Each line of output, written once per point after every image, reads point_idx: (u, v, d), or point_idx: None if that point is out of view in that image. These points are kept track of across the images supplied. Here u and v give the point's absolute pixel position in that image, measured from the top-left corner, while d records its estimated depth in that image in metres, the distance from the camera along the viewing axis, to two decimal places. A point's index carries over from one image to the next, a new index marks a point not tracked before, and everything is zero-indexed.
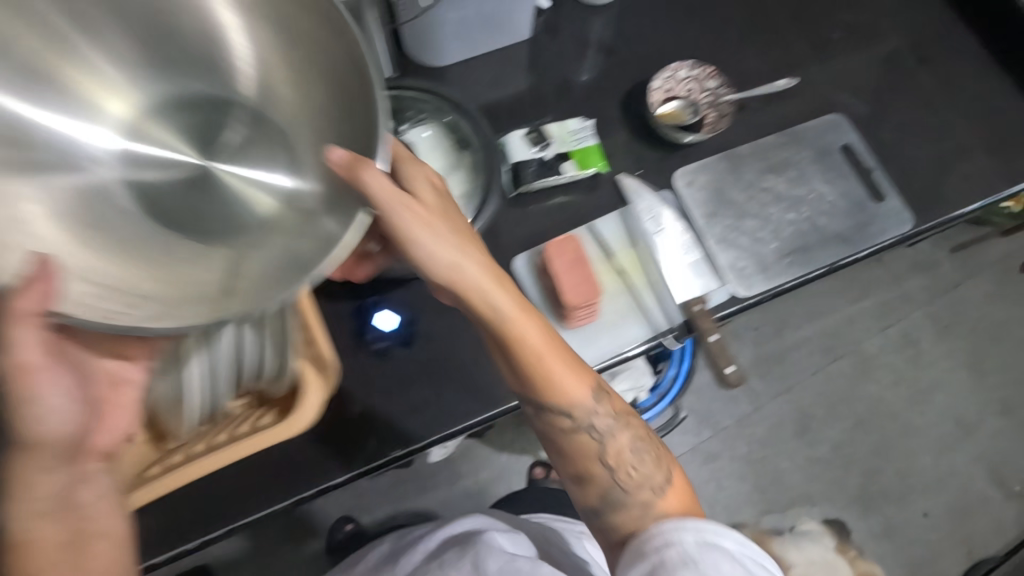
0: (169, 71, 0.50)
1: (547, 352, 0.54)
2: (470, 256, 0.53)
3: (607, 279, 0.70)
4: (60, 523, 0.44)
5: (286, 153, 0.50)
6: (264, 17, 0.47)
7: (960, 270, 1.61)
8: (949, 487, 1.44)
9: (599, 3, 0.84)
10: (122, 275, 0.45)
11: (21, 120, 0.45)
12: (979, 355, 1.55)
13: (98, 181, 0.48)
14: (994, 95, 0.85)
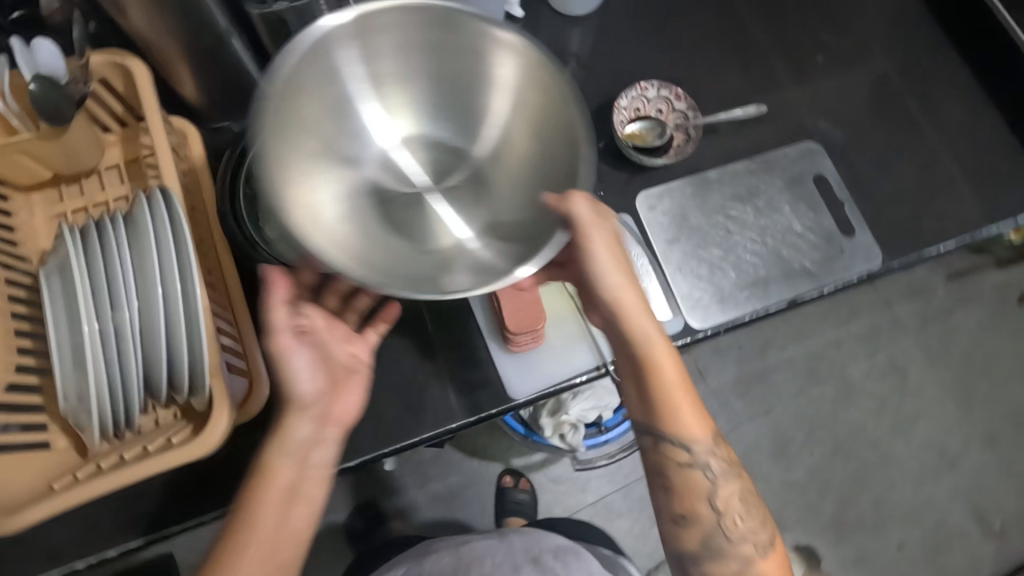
0: (464, 119, 0.64)
1: (680, 385, 0.58)
2: (633, 286, 0.58)
3: (558, 302, 0.69)
4: (293, 470, 0.53)
5: (484, 209, 0.62)
6: (529, 111, 0.61)
7: (954, 298, 1.57)
8: (927, 520, 1.41)
9: (577, 12, 0.80)
10: (355, 247, 0.57)
11: (343, 118, 0.62)
12: (967, 386, 1.52)
13: (362, 178, 0.62)
14: (981, 128, 0.82)
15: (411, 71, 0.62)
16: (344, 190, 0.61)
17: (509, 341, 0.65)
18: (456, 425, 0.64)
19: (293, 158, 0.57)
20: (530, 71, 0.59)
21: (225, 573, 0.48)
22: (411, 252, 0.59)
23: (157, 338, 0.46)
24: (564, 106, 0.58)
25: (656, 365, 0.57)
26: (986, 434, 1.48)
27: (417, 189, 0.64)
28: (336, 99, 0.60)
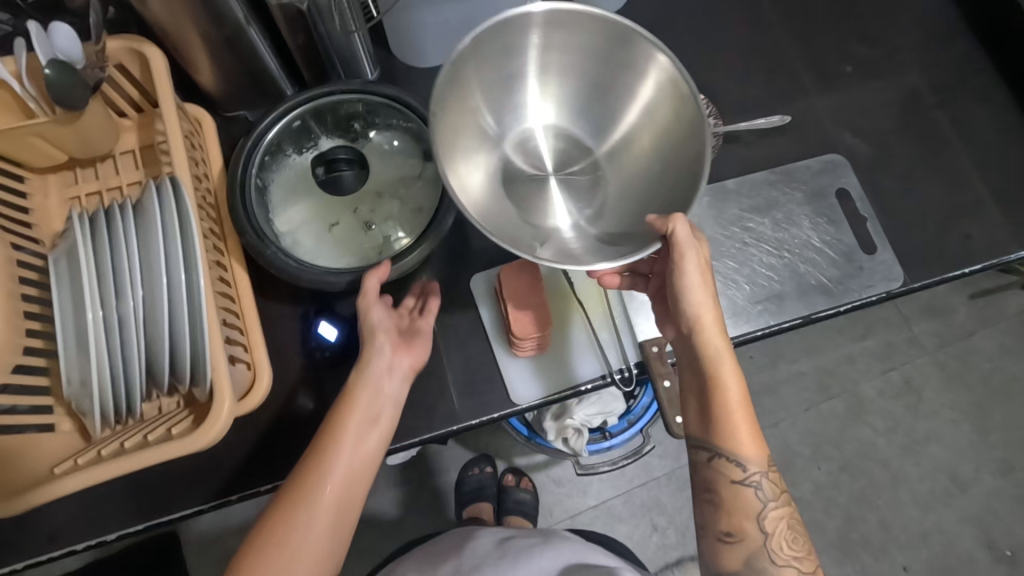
0: (596, 120, 0.70)
1: (741, 406, 0.57)
2: (714, 302, 0.58)
3: (565, 308, 0.68)
4: (366, 401, 0.56)
5: (593, 203, 0.67)
6: (661, 127, 0.64)
7: (975, 318, 1.53)
8: (934, 544, 1.38)
9: (600, 12, 0.79)
10: (487, 210, 0.64)
11: (497, 94, 0.68)
12: (985, 410, 1.48)
13: (498, 152, 0.69)
14: (1015, 147, 0.79)
15: (586, 69, 0.67)
16: (483, 162, 0.67)
17: (515, 346, 0.64)
18: (457, 426, 0.64)
19: (453, 127, 0.64)
20: (671, 86, 0.62)
21: (300, 484, 0.52)
22: (524, 224, 0.65)
23: (160, 327, 0.46)
24: (688, 120, 0.61)
25: (721, 382, 0.57)
26: (1001, 460, 1.44)
27: (541, 171, 0.69)
28: (506, 73, 0.67)
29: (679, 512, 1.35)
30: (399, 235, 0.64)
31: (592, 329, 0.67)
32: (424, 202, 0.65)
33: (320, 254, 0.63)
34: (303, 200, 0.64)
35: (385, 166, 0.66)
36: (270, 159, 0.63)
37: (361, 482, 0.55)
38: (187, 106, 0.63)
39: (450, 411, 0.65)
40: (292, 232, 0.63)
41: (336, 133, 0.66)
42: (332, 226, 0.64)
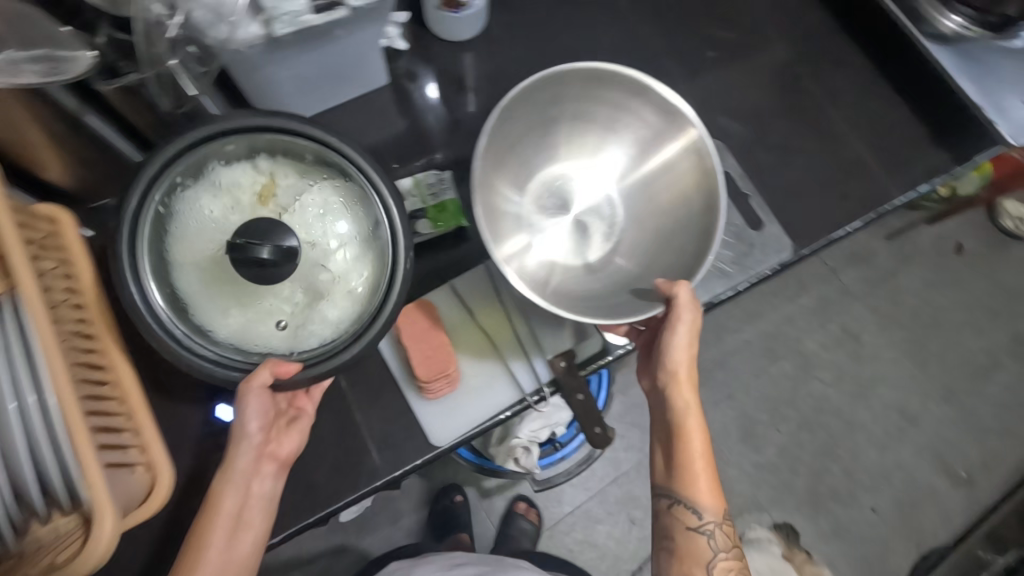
0: (619, 165, 0.78)
1: (702, 458, 0.67)
2: (692, 363, 0.66)
3: (473, 341, 0.68)
4: (234, 506, 0.56)
5: (611, 238, 0.76)
6: (686, 185, 0.72)
7: (896, 258, 1.61)
8: (897, 481, 1.44)
9: (465, 37, 0.80)
10: (516, 245, 0.73)
11: (542, 142, 0.76)
12: (921, 343, 1.54)
13: (530, 190, 0.77)
14: (879, 99, 0.82)
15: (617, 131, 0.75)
16: (517, 199, 0.76)
17: (425, 390, 0.64)
18: (381, 481, 0.63)
19: (497, 173, 0.73)
20: (698, 159, 0.70)
21: None
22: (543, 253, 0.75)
23: (16, 455, 0.43)
24: (701, 191, 0.70)
25: (686, 429, 0.66)
26: (945, 389, 1.51)
27: (566, 213, 0.77)
28: (553, 119, 0.75)
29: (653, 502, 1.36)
30: (327, 316, 0.56)
31: (502, 355, 0.68)
32: (369, 285, 0.57)
33: (218, 325, 0.54)
34: (210, 245, 0.54)
35: (312, 234, 0.56)
36: (182, 182, 0.54)
37: None
38: (36, 206, 0.58)
39: (372, 467, 0.64)
40: (192, 276, 0.54)
41: (283, 164, 0.57)
42: (235, 308, 0.54)
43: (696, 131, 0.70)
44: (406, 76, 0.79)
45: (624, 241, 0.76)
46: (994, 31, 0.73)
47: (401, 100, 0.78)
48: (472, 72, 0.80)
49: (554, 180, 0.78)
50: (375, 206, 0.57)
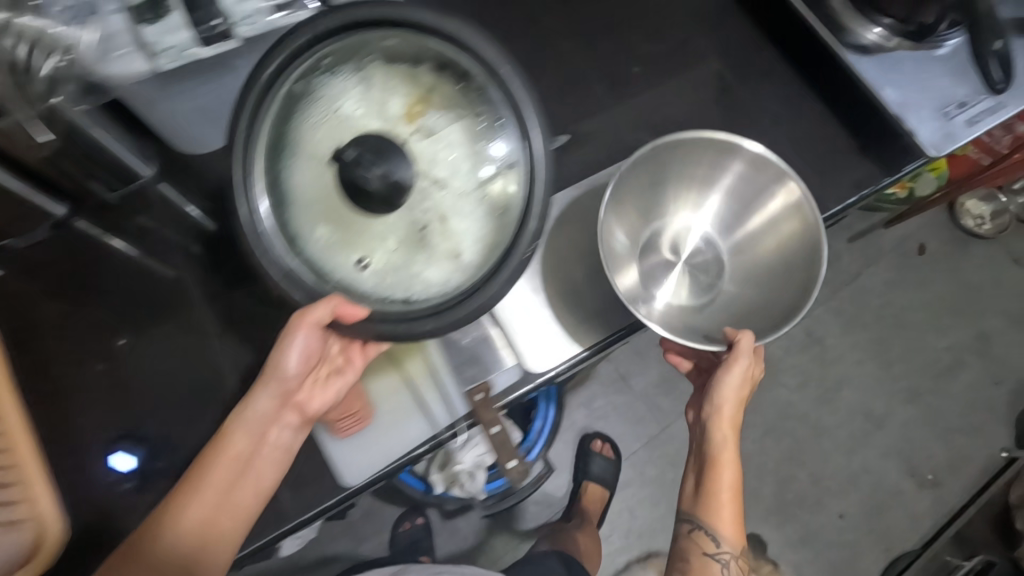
0: (721, 222, 0.84)
1: (733, 489, 0.78)
2: (735, 403, 0.75)
3: (386, 377, 0.68)
4: (247, 443, 0.60)
5: (710, 291, 0.81)
6: (790, 240, 0.78)
7: (857, 260, 1.60)
8: (864, 485, 1.43)
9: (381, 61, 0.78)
10: (632, 287, 0.78)
11: (666, 187, 0.82)
12: (885, 344, 1.54)
13: (649, 237, 0.82)
14: (805, 113, 0.82)
15: (750, 189, 0.80)
16: (634, 246, 0.80)
17: (333, 428, 0.65)
18: (293, 523, 0.65)
19: (625, 218, 0.79)
20: (797, 225, 0.77)
21: (150, 538, 0.56)
22: (648, 294, 0.79)
23: None
24: (803, 254, 0.76)
25: (721, 459, 0.77)
26: (909, 390, 1.50)
27: (677, 260, 0.82)
28: (676, 175, 0.82)
29: (619, 516, 1.39)
30: (427, 272, 0.57)
31: (415, 392, 0.68)
32: (473, 238, 0.57)
33: (301, 243, 0.55)
34: (328, 143, 0.56)
35: (428, 167, 0.57)
36: (328, 67, 0.56)
37: (220, 541, 0.58)
38: None
39: (282, 510, 0.65)
40: (304, 163, 0.56)
41: (433, 100, 0.58)
42: (326, 227, 0.55)
43: (799, 191, 0.76)
44: None
45: (721, 296, 0.81)
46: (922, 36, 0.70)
47: None
48: None
49: (679, 232, 0.84)
50: (516, 174, 0.56)
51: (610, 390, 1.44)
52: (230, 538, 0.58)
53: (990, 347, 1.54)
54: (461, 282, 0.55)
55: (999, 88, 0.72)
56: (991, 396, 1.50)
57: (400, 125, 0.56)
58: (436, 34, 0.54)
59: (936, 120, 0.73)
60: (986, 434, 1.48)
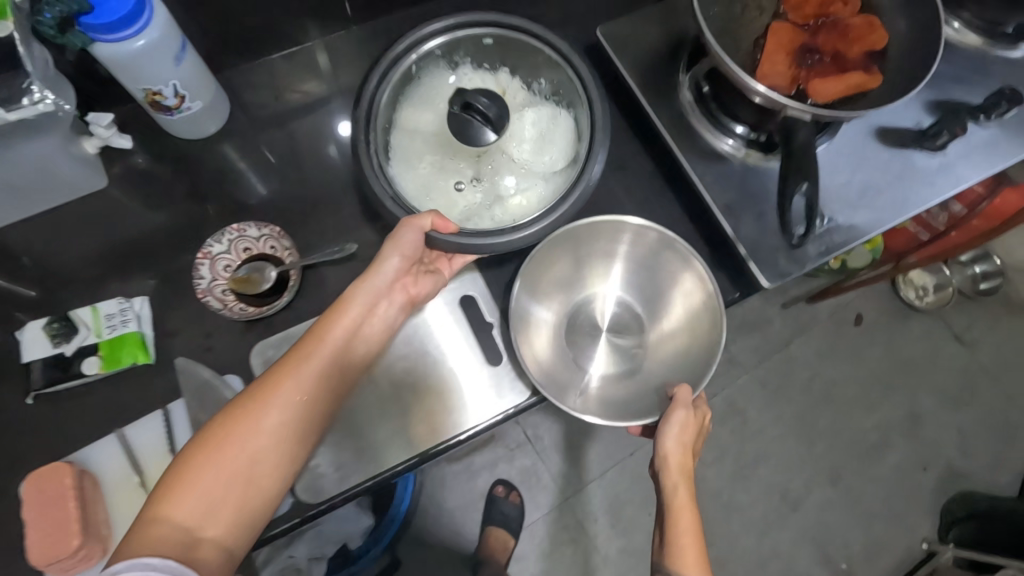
0: (644, 290, 0.74)
1: (694, 540, 0.59)
2: (680, 448, 0.63)
3: (132, 501, 0.58)
4: (356, 310, 0.61)
5: (633, 362, 0.72)
6: (702, 319, 0.69)
7: (790, 327, 1.53)
8: (772, 571, 1.36)
9: (210, 131, 0.73)
10: (540, 343, 0.71)
11: (596, 267, 0.75)
12: (810, 420, 1.46)
13: (559, 309, 0.74)
14: (671, 213, 0.73)
15: (649, 265, 0.73)
16: (548, 318, 0.73)
17: (50, 567, 0.54)
18: None
19: (538, 289, 0.72)
20: (709, 308, 0.68)
21: (273, 394, 0.53)
22: (570, 365, 0.72)
23: None
24: (706, 346, 0.68)
25: (675, 513, 0.61)
26: (831, 470, 1.43)
27: (599, 330, 0.73)
28: (583, 246, 0.73)
29: None
30: (522, 199, 0.69)
31: None
32: (539, 188, 0.69)
33: (407, 171, 0.69)
34: (424, 105, 0.71)
35: (520, 125, 0.70)
36: (441, 56, 0.71)
37: (292, 426, 0.53)
38: None
39: None
40: (404, 136, 0.70)
41: (498, 63, 0.74)
42: (430, 156, 0.69)
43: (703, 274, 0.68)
44: (139, 176, 0.72)
45: (645, 369, 0.71)
46: (767, 152, 0.66)
47: (129, 202, 0.71)
48: (213, 171, 0.73)
49: (592, 300, 0.75)
50: (576, 119, 0.71)
51: (513, 453, 1.37)
52: (337, 381, 0.58)
53: (920, 429, 1.47)
54: (556, 167, 0.69)
55: (850, 230, 0.66)
56: (917, 481, 1.43)
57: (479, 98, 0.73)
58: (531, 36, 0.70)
59: (778, 257, 0.63)
60: (908, 521, 1.40)
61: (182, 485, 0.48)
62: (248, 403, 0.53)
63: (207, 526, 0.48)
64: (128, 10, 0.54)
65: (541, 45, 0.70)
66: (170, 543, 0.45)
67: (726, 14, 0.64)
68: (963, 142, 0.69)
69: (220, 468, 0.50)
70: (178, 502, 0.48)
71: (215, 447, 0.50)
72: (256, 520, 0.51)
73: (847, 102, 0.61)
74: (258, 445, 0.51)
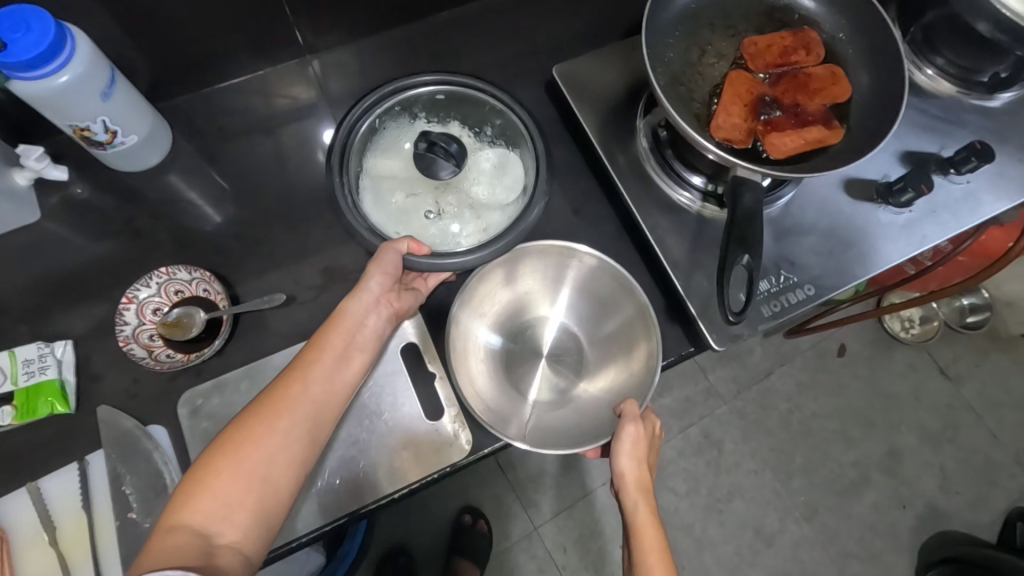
0: (586, 318, 0.72)
1: (660, 554, 0.58)
2: (635, 465, 0.59)
3: (38, 561, 0.57)
4: (353, 319, 0.58)
5: (569, 395, 0.68)
6: (638, 352, 0.66)
7: (771, 357, 1.50)
8: None
9: (154, 162, 0.71)
10: (475, 366, 0.67)
11: (540, 292, 0.73)
12: (787, 454, 1.44)
13: (497, 332, 0.71)
14: (629, 260, 0.70)
15: (594, 293, 0.71)
16: (487, 338, 0.70)
17: None
18: None
19: (479, 307, 0.69)
20: (647, 341, 0.65)
21: (276, 406, 0.51)
22: (507, 388, 0.68)
23: None
24: (641, 380, 0.64)
25: (639, 532, 0.59)
26: (807, 506, 1.40)
27: (539, 356, 0.71)
28: (530, 266, 0.71)
29: None
30: (490, 224, 0.65)
31: None
32: (503, 212, 0.66)
33: (380, 208, 0.65)
34: (386, 152, 0.67)
35: (478, 163, 0.67)
36: (399, 112, 0.69)
37: (298, 434, 0.51)
38: None
39: None
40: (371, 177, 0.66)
41: (448, 118, 0.70)
42: (401, 195, 0.66)
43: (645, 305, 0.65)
44: (76, 207, 0.70)
45: (580, 400, 0.68)
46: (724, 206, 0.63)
47: (63, 233, 0.69)
48: (152, 203, 0.70)
49: (535, 324, 0.72)
50: (527, 160, 0.68)
51: (482, 479, 1.33)
52: (337, 390, 0.54)
53: (900, 466, 1.44)
54: (513, 202, 0.66)
55: (812, 290, 0.62)
56: (894, 520, 1.40)
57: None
58: (479, 88, 0.69)
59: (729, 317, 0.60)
60: (884, 561, 1.37)
61: (198, 490, 0.46)
62: (261, 409, 0.51)
63: (225, 530, 0.46)
64: (45, 47, 0.52)
65: (490, 96, 0.68)
66: (188, 549, 0.43)
67: (682, 61, 0.61)
68: (932, 197, 0.66)
69: (236, 473, 0.47)
70: (196, 508, 0.45)
71: (229, 453, 0.48)
72: (267, 525, 0.48)
73: (806, 157, 0.58)
74: (271, 449, 0.49)
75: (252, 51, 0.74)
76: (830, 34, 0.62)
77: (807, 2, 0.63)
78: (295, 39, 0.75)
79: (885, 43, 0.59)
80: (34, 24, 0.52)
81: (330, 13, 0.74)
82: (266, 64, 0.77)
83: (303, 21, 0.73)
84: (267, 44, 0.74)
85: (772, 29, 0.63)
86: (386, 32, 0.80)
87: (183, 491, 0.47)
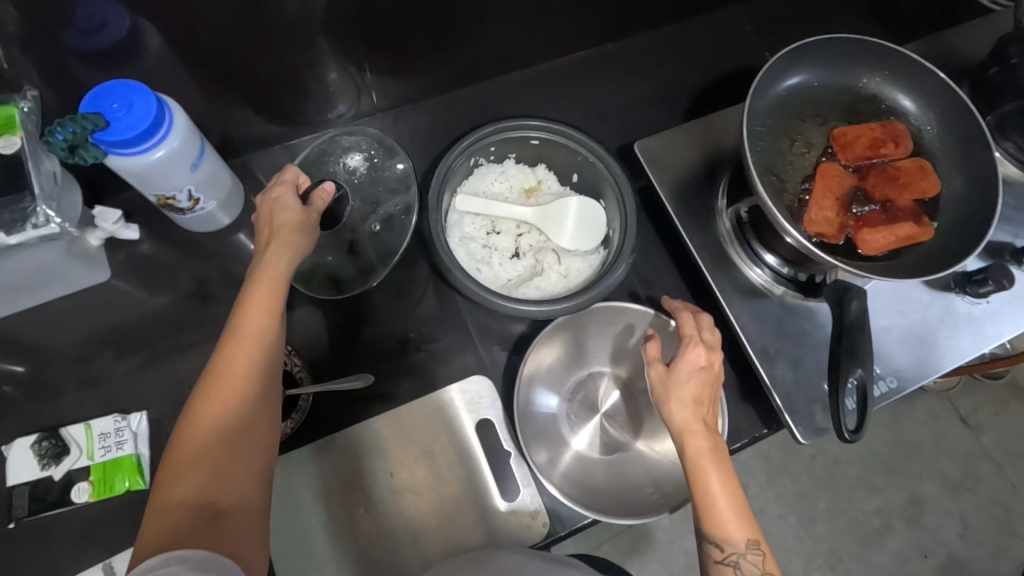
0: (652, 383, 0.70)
1: (727, 490, 0.50)
2: (684, 406, 0.53)
3: None
4: (284, 264, 0.51)
5: (630, 463, 0.67)
6: None
7: None
8: None
9: (225, 221, 0.69)
10: (534, 424, 0.66)
11: (607, 351, 0.71)
12: (812, 499, 1.39)
13: (557, 385, 0.70)
14: None
15: None
16: (549, 391, 0.69)
17: None
18: None
19: (541, 362, 0.69)
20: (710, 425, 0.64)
21: (231, 360, 0.45)
22: (566, 445, 0.67)
23: None
24: None
25: (696, 465, 0.51)
26: (830, 553, 1.36)
27: (598, 412, 0.69)
28: (595, 328, 0.70)
29: None
30: (570, 275, 0.67)
31: None
32: (585, 262, 0.68)
33: (468, 248, 0.67)
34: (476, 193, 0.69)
35: (561, 210, 0.68)
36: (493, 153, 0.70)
37: (262, 384, 0.45)
38: None
39: None
40: (461, 219, 0.68)
41: (539, 166, 0.72)
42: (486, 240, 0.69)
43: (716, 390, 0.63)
44: (142, 265, 0.68)
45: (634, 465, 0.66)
46: (806, 293, 0.63)
47: (126, 293, 0.67)
48: (221, 263, 0.69)
49: (593, 378, 0.71)
50: (611, 210, 0.68)
51: None
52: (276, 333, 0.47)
53: (922, 514, 1.39)
54: (594, 252, 0.68)
55: (894, 382, 0.63)
56: (916, 570, 1.36)
57: (513, 194, 0.71)
58: (579, 136, 0.67)
59: (814, 410, 0.61)
60: None
61: (178, 470, 0.40)
62: (217, 378, 0.44)
63: (224, 499, 0.41)
64: (148, 125, 0.51)
65: (584, 147, 0.67)
66: (187, 517, 0.39)
67: (774, 150, 0.61)
68: (1011, 289, 0.66)
69: (205, 446, 0.41)
70: (185, 487, 0.40)
71: (195, 431, 0.42)
72: (261, 481, 0.44)
73: (896, 253, 0.58)
74: (232, 431, 0.42)
75: (326, 110, 0.74)
76: (917, 125, 0.63)
77: (903, 99, 0.63)
78: (369, 98, 0.75)
79: (971, 142, 0.60)
80: (136, 102, 0.51)
81: (407, 76, 0.74)
82: (335, 122, 0.76)
83: (376, 78, 0.73)
84: (344, 102, 0.74)
85: (859, 119, 0.63)
86: (455, 92, 0.79)
87: (165, 471, 0.41)
